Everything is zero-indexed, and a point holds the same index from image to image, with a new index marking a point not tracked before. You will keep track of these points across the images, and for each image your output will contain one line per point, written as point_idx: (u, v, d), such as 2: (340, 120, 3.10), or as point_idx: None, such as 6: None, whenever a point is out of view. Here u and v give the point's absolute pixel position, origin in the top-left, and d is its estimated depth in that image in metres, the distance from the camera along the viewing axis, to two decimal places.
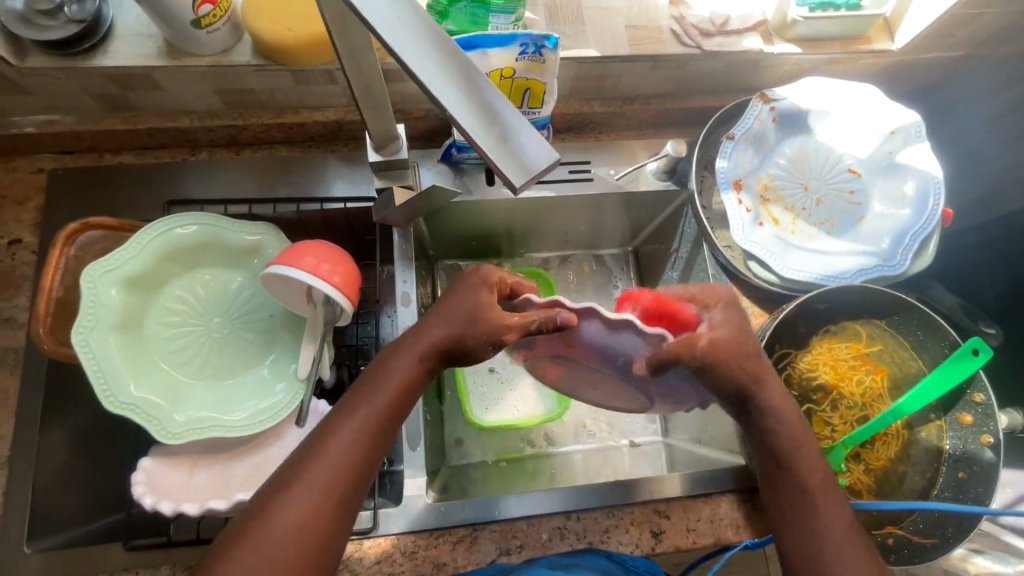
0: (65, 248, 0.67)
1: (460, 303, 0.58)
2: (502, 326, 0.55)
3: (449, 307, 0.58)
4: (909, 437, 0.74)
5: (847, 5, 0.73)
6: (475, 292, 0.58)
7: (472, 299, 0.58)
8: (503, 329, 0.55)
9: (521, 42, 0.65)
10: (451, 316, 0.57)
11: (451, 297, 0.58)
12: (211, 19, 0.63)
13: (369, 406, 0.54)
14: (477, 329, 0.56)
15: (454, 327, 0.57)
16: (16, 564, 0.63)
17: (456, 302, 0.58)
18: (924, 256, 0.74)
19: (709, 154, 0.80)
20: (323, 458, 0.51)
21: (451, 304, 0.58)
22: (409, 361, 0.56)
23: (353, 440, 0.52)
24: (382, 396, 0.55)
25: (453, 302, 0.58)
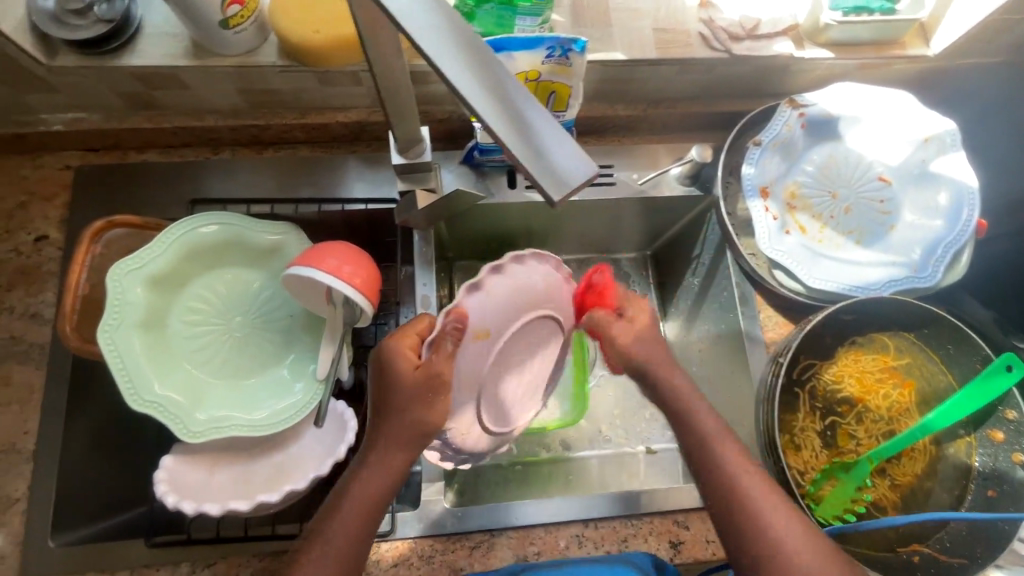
0: (91, 246, 0.67)
1: (391, 382, 0.57)
2: (438, 375, 0.57)
3: (384, 378, 0.58)
4: (936, 453, 0.73)
5: (882, 9, 0.71)
6: (395, 362, 0.57)
7: (394, 374, 0.57)
8: (439, 371, 0.58)
9: (548, 45, 0.64)
10: (393, 384, 0.57)
11: (388, 376, 0.57)
12: (238, 20, 0.63)
13: (354, 497, 0.54)
14: (421, 382, 0.57)
15: (404, 405, 0.56)
16: (41, 557, 0.64)
17: (391, 381, 0.57)
18: (956, 269, 0.72)
19: (735, 160, 0.79)
20: (318, 557, 0.52)
21: (390, 374, 0.57)
22: (387, 447, 0.56)
23: (345, 533, 0.53)
24: (366, 484, 0.55)
25: (386, 381, 0.57)
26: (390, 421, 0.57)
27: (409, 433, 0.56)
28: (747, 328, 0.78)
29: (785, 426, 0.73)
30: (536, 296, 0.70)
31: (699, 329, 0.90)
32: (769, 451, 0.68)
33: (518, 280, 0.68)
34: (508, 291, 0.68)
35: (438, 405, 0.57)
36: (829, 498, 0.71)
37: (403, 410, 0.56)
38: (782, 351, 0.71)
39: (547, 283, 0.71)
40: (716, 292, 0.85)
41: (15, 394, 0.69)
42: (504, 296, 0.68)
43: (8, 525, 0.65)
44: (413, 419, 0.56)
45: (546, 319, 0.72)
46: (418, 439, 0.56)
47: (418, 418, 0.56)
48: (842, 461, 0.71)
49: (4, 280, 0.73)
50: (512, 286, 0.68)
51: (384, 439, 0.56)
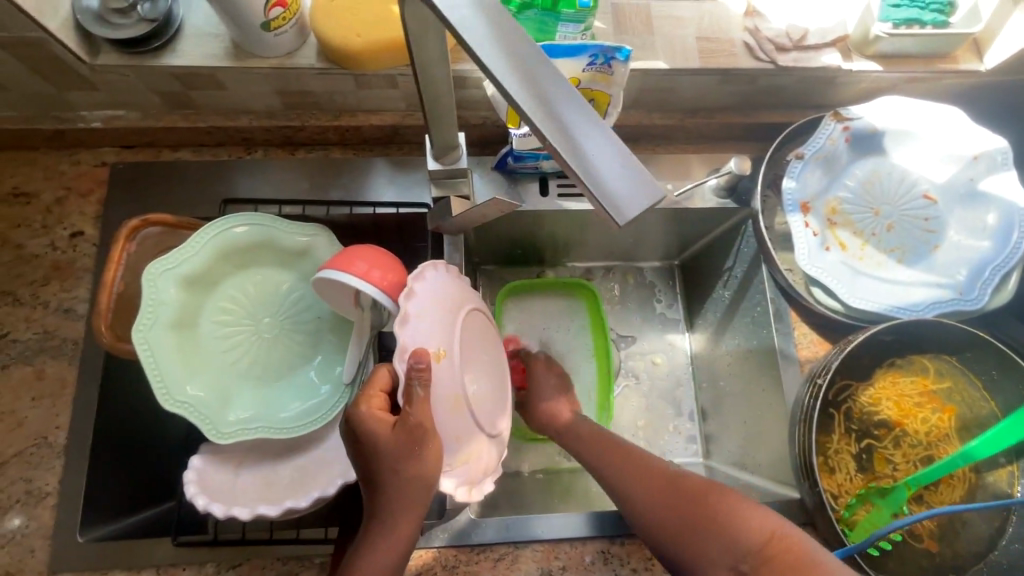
0: (127, 244, 0.67)
1: (374, 449, 0.54)
2: (417, 425, 0.54)
3: (367, 442, 0.55)
4: (976, 482, 0.70)
5: (935, 22, 0.69)
6: (370, 428, 0.55)
7: (372, 441, 0.54)
8: (418, 421, 0.54)
9: (591, 53, 0.62)
10: (377, 445, 0.54)
11: (371, 442, 0.55)
12: (280, 22, 0.62)
13: (368, 561, 0.53)
14: (401, 435, 0.53)
15: (391, 467, 0.53)
16: (70, 552, 0.64)
17: (374, 445, 0.54)
18: (1004, 292, 0.70)
19: (774, 173, 0.77)
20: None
21: (371, 439, 0.54)
22: (390, 510, 0.53)
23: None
24: (378, 545, 0.53)
25: (367, 448, 0.55)
26: (380, 485, 0.54)
27: (409, 489, 0.53)
28: (780, 345, 0.77)
29: (820, 448, 0.71)
30: (453, 305, 0.62)
31: (727, 343, 0.88)
32: (804, 474, 0.66)
33: (429, 298, 0.61)
34: (431, 306, 0.60)
35: (426, 457, 0.54)
36: (863, 523, 0.68)
37: (389, 472, 0.53)
38: (820, 371, 0.69)
39: (455, 288, 0.64)
40: (748, 306, 0.83)
41: (47, 388, 0.70)
42: (432, 311, 0.60)
43: (38, 519, 0.66)
44: (407, 476, 0.53)
45: (474, 316, 0.65)
46: (421, 493, 0.54)
47: (413, 476, 0.53)
48: (878, 486, 0.69)
49: (39, 274, 0.73)
50: (433, 301, 0.61)
51: (385, 503, 0.53)
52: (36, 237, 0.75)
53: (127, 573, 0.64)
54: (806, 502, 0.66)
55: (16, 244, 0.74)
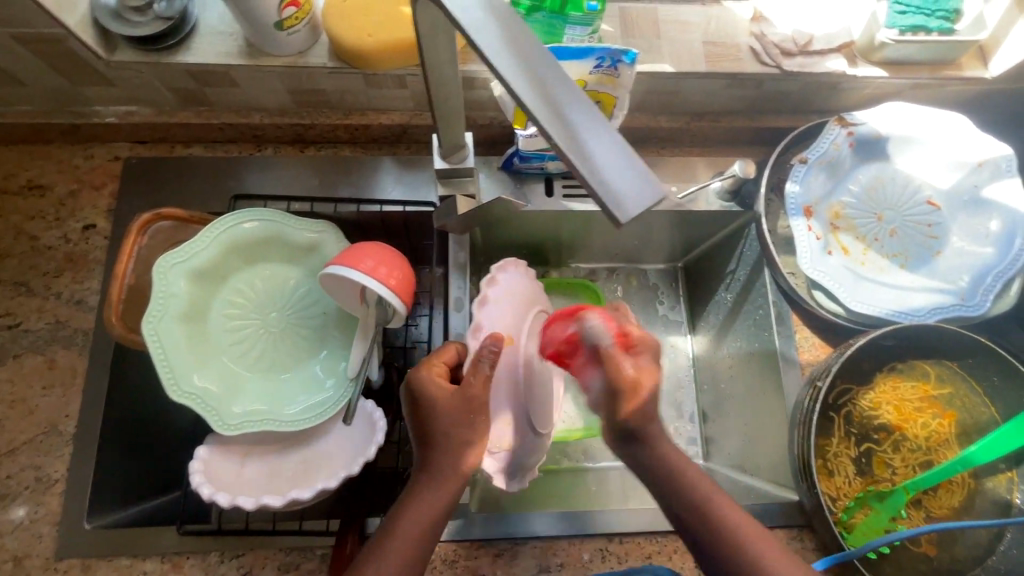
0: (138, 237, 0.68)
1: (432, 408, 0.55)
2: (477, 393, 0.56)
3: (425, 405, 0.55)
4: (975, 487, 0.71)
5: (941, 29, 0.69)
6: (430, 389, 0.56)
7: (431, 401, 0.56)
8: (476, 392, 0.56)
9: (598, 55, 0.63)
10: (435, 408, 0.55)
11: (430, 401, 0.56)
12: (293, 22, 0.64)
13: (409, 521, 0.52)
14: (461, 400, 0.55)
15: (451, 426, 0.55)
16: (77, 538, 0.66)
17: (432, 403, 0.55)
18: (1006, 299, 0.70)
19: (778, 177, 0.78)
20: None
21: (432, 401, 0.55)
22: (441, 470, 0.54)
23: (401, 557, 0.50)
24: (420, 507, 0.52)
25: (426, 406, 0.56)
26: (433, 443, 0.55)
27: (461, 452, 0.54)
28: (782, 348, 0.77)
29: (818, 450, 0.71)
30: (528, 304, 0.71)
31: (729, 345, 0.89)
32: (803, 476, 0.66)
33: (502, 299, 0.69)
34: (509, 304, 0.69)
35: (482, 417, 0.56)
36: (861, 526, 0.69)
37: (447, 429, 0.54)
38: (819, 374, 0.69)
39: (529, 289, 0.73)
40: (750, 309, 0.84)
41: (58, 377, 0.71)
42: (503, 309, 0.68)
43: (47, 505, 0.67)
44: (465, 438, 0.55)
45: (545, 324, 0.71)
46: (469, 461, 0.55)
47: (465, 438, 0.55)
48: (877, 489, 0.70)
49: (52, 266, 0.75)
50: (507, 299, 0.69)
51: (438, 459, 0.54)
52: (50, 229, 0.76)
53: (132, 560, 0.65)
54: (804, 504, 0.67)
55: (31, 235, 0.75)
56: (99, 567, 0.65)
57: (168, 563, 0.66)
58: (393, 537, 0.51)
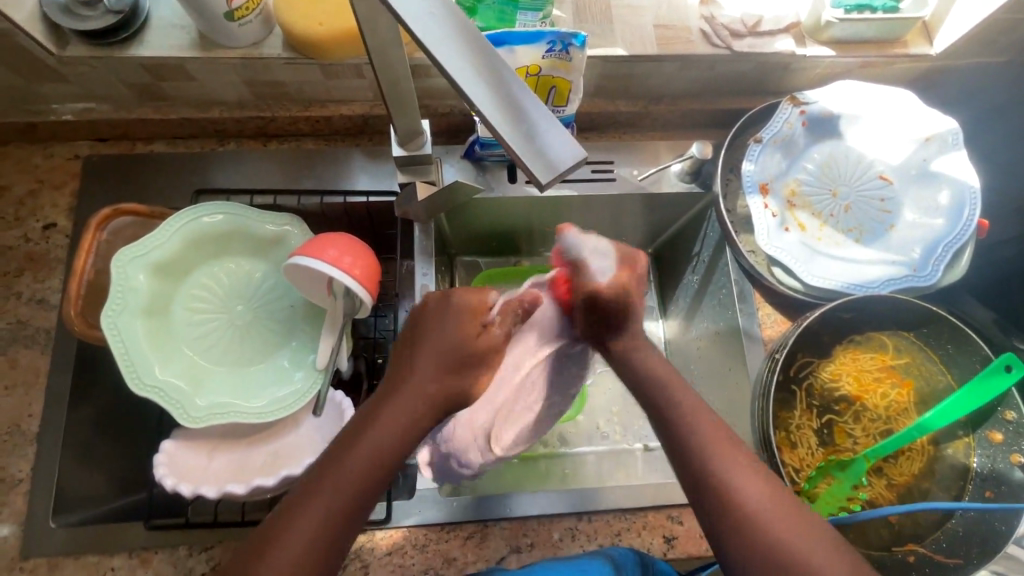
0: (97, 233, 0.69)
1: (449, 332, 0.56)
2: (491, 346, 0.58)
3: (442, 326, 0.56)
4: (934, 453, 0.72)
5: (885, 8, 0.71)
6: (461, 313, 0.57)
7: (456, 323, 0.57)
8: (493, 346, 0.58)
9: (548, 39, 0.64)
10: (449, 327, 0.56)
11: (444, 315, 0.57)
12: (243, 12, 0.64)
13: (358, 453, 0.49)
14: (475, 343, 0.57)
15: (454, 364, 0.55)
16: (42, 538, 0.65)
17: (447, 330, 0.56)
18: (957, 269, 0.72)
19: (735, 157, 0.79)
20: (293, 533, 0.46)
21: (442, 328, 0.56)
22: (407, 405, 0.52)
23: (316, 526, 0.46)
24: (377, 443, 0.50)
25: (444, 326, 0.56)
26: (434, 332, 0.56)
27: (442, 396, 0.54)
28: (744, 325, 0.79)
29: (781, 423, 0.72)
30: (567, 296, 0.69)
31: (698, 326, 0.90)
32: (764, 447, 0.68)
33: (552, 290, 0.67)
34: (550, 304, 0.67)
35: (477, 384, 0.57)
36: (824, 496, 0.70)
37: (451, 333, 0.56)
38: (778, 347, 0.70)
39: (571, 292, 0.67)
40: (715, 289, 0.85)
41: (21, 377, 0.71)
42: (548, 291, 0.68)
43: (11, 505, 0.67)
44: (456, 383, 0.55)
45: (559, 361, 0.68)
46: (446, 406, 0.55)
47: (453, 380, 0.55)
48: (838, 459, 0.71)
49: (13, 266, 0.74)
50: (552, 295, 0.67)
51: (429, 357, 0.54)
52: (9, 229, 0.75)
53: (99, 558, 0.65)
54: None
55: None
56: (64, 565, 0.65)
57: (136, 559, 0.65)
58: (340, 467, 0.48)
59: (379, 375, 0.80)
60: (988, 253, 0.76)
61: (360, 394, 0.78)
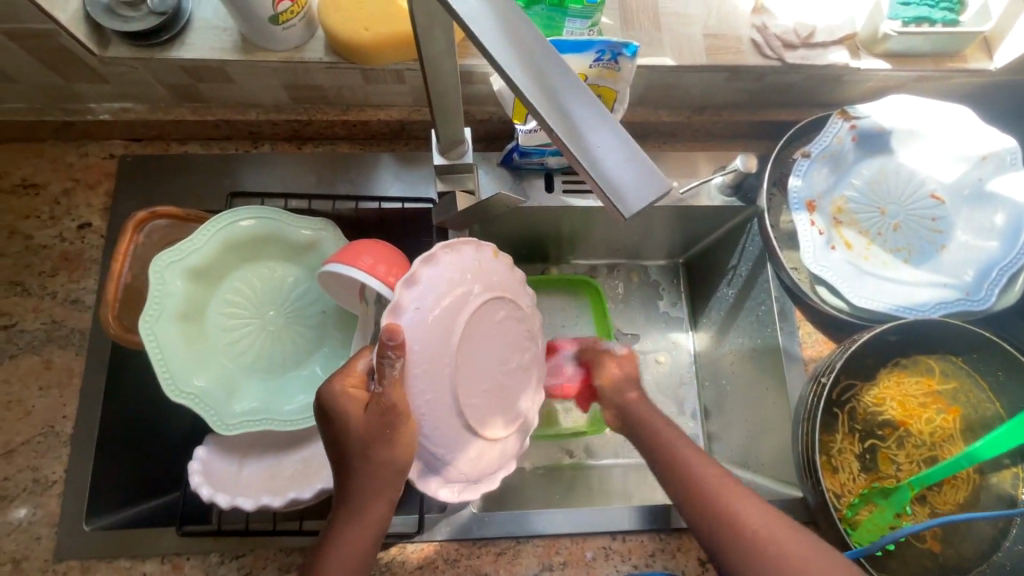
0: (135, 235, 0.68)
1: (346, 429, 0.53)
2: (390, 407, 0.51)
3: (333, 433, 0.54)
4: (980, 483, 0.70)
5: (945, 21, 0.69)
6: (342, 405, 0.53)
7: (345, 421, 0.53)
8: (390, 402, 0.52)
9: (597, 48, 0.62)
10: (336, 430, 0.53)
11: (332, 418, 0.53)
12: (288, 15, 0.63)
13: (342, 537, 0.54)
14: (361, 423, 0.52)
15: (360, 450, 0.53)
16: (76, 541, 0.65)
17: (339, 426, 0.53)
18: (1011, 294, 0.69)
19: (780, 171, 0.77)
20: None
21: (337, 427, 0.53)
22: (351, 483, 0.54)
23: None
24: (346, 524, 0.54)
25: (336, 427, 0.53)
26: (330, 432, 0.54)
27: (381, 472, 0.53)
28: (785, 344, 0.77)
29: (823, 447, 0.71)
30: (483, 276, 0.61)
31: (732, 341, 0.88)
32: (807, 473, 0.66)
33: (440, 280, 0.58)
34: (431, 296, 0.57)
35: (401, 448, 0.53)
36: (866, 524, 0.68)
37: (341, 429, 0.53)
38: (823, 370, 0.68)
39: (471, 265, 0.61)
40: (752, 305, 0.83)
41: (54, 378, 0.71)
42: (440, 291, 0.58)
43: (45, 507, 0.67)
44: (378, 459, 0.52)
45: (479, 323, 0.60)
46: (390, 475, 0.53)
47: (376, 462, 0.52)
48: (882, 486, 0.69)
49: (48, 265, 0.74)
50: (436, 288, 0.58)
51: (336, 450, 0.54)
52: (44, 228, 0.75)
53: (132, 562, 0.65)
54: (809, 502, 0.66)
55: (26, 235, 0.75)
56: (97, 568, 0.65)
57: (167, 565, 0.65)
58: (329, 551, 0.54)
59: None
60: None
61: None
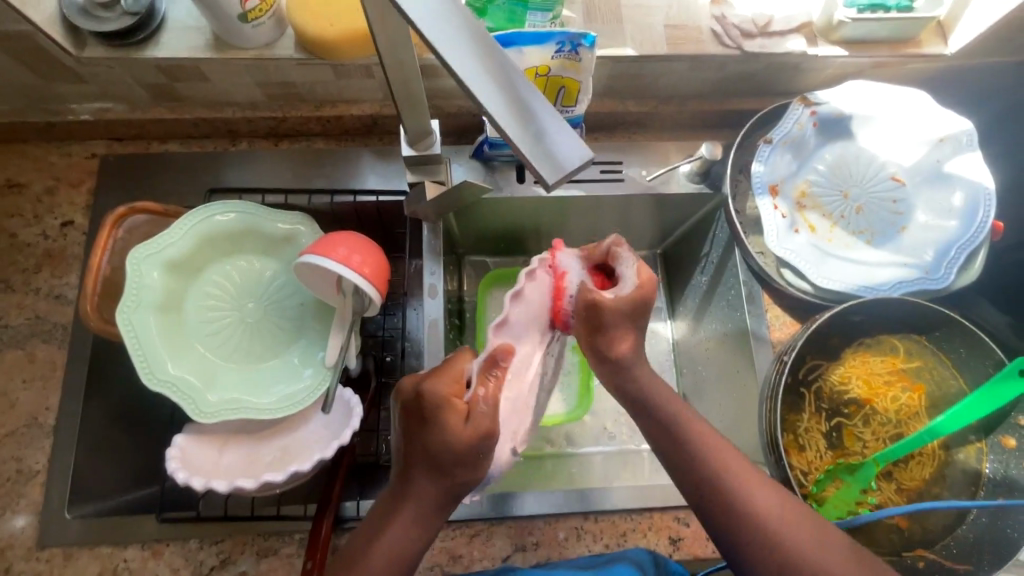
0: (114, 230, 0.70)
1: (440, 440, 0.51)
2: (488, 430, 0.51)
3: (425, 438, 0.51)
4: (945, 458, 0.71)
5: (899, 7, 0.71)
6: (444, 412, 0.51)
7: (445, 432, 0.50)
8: (490, 425, 0.51)
9: (558, 40, 0.65)
10: (429, 438, 0.51)
11: (430, 421, 0.51)
12: (256, 14, 0.65)
13: (387, 540, 0.52)
14: (456, 437, 0.50)
15: (450, 466, 0.51)
16: (60, 528, 0.67)
17: (437, 434, 0.51)
18: (970, 271, 0.71)
19: (745, 158, 0.79)
20: None
21: (432, 434, 0.51)
22: (423, 488, 0.52)
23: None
24: (401, 534, 0.52)
25: (433, 436, 0.51)
26: (418, 436, 0.52)
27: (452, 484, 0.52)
28: (753, 327, 0.78)
29: (789, 426, 0.72)
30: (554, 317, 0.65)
31: (707, 327, 0.89)
32: (771, 450, 0.67)
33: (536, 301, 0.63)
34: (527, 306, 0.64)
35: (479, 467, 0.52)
36: (832, 499, 0.70)
37: (433, 439, 0.51)
38: (786, 349, 0.70)
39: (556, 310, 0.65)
40: (724, 290, 0.85)
41: (38, 371, 0.72)
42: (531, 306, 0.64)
43: (28, 496, 0.68)
44: (457, 479, 0.52)
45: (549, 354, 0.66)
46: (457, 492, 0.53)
47: (450, 474, 0.52)
48: (848, 462, 0.70)
49: (31, 262, 0.76)
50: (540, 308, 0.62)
51: (422, 458, 0.52)
52: (28, 226, 0.77)
53: (113, 548, 0.66)
54: (774, 479, 0.67)
55: (10, 233, 0.77)
56: (79, 555, 0.66)
57: (148, 550, 0.67)
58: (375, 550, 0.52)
59: (386, 372, 0.81)
60: (1003, 255, 0.76)
61: (367, 392, 0.78)
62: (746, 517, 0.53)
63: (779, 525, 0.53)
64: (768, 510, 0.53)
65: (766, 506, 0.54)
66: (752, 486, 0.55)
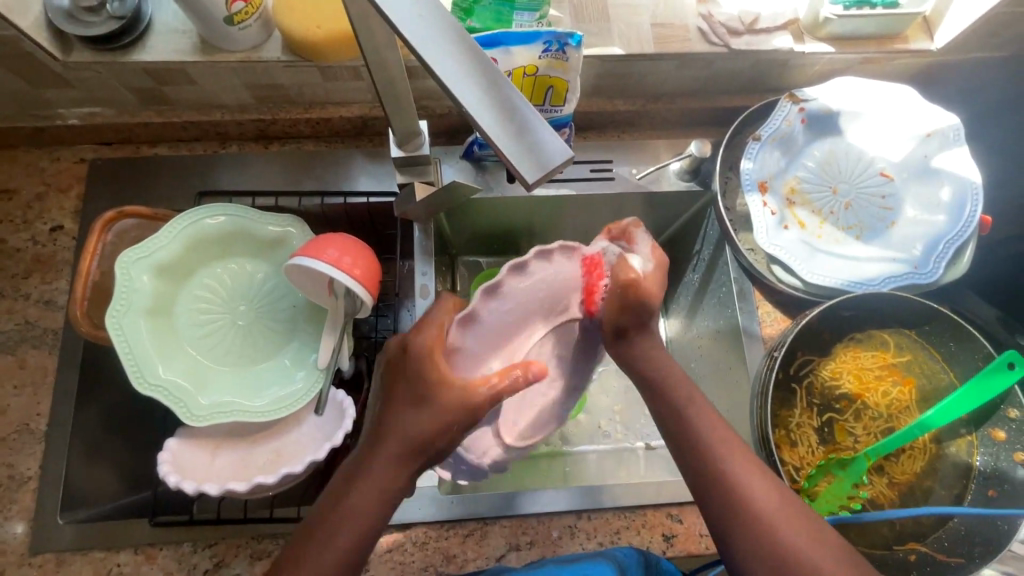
0: (103, 235, 0.70)
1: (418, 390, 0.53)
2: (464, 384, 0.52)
3: (401, 392, 0.53)
4: (937, 452, 0.72)
5: (884, 3, 0.71)
6: (422, 361, 0.54)
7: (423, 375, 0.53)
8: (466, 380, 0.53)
9: (545, 39, 0.65)
10: (407, 387, 0.53)
11: (410, 375, 0.54)
12: (243, 16, 0.65)
13: (352, 500, 0.51)
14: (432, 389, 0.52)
15: (424, 418, 0.52)
16: (53, 534, 0.67)
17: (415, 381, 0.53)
18: (959, 265, 0.71)
19: (734, 155, 0.79)
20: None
21: (409, 385, 0.53)
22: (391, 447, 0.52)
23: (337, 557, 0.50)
24: (365, 495, 0.51)
25: (412, 382, 0.53)
26: (398, 390, 0.54)
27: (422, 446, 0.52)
28: (744, 324, 0.79)
29: (781, 422, 0.72)
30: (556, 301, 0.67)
31: (699, 325, 0.89)
32: (762, 447, 0.67)
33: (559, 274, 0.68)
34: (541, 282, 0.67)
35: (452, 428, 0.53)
36: (825, 494, 0.70)
37: (413, 390, 0.53)
38: (777, 345, 0.70)
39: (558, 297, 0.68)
40: (715, 287, 0.85)
41: (29, 377, 0.72)
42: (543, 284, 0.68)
43: (20, 502, 0.68)
44: (430, 437, 0.52)
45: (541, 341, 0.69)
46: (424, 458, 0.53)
47: (420, 433, 0.52)
48: (839, 457, 0.71)
49: (20, 268, 0.76)
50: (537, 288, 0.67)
51: (398, 411, 0.53)
52: (17, 232, 0.77)
53: (106, 554, 0.66)
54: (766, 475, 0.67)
55: None
56: (72, 561, 0.66)
57: (141, 555, 0.66)
58: (338, 514, 0.51)
59: None
60: (991, 249, 0.76)
61: (360, 394, 0.78)
62: (746, 515, 0.53)
63: (780, 517, 0.53)
64: (776, 512, 0.53)
65: (769, 502, 0.53)
66: (753, 482, 0.54)
